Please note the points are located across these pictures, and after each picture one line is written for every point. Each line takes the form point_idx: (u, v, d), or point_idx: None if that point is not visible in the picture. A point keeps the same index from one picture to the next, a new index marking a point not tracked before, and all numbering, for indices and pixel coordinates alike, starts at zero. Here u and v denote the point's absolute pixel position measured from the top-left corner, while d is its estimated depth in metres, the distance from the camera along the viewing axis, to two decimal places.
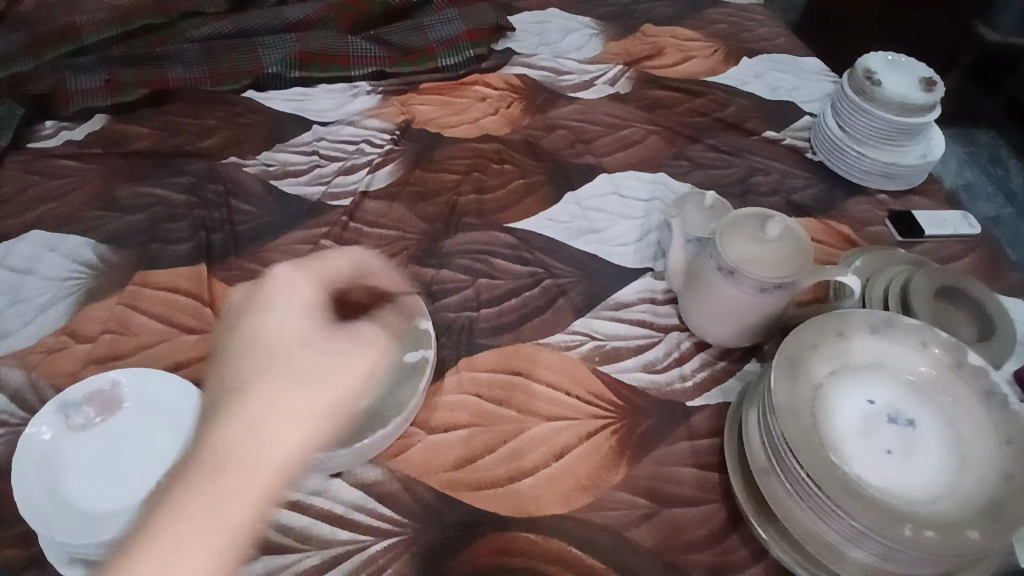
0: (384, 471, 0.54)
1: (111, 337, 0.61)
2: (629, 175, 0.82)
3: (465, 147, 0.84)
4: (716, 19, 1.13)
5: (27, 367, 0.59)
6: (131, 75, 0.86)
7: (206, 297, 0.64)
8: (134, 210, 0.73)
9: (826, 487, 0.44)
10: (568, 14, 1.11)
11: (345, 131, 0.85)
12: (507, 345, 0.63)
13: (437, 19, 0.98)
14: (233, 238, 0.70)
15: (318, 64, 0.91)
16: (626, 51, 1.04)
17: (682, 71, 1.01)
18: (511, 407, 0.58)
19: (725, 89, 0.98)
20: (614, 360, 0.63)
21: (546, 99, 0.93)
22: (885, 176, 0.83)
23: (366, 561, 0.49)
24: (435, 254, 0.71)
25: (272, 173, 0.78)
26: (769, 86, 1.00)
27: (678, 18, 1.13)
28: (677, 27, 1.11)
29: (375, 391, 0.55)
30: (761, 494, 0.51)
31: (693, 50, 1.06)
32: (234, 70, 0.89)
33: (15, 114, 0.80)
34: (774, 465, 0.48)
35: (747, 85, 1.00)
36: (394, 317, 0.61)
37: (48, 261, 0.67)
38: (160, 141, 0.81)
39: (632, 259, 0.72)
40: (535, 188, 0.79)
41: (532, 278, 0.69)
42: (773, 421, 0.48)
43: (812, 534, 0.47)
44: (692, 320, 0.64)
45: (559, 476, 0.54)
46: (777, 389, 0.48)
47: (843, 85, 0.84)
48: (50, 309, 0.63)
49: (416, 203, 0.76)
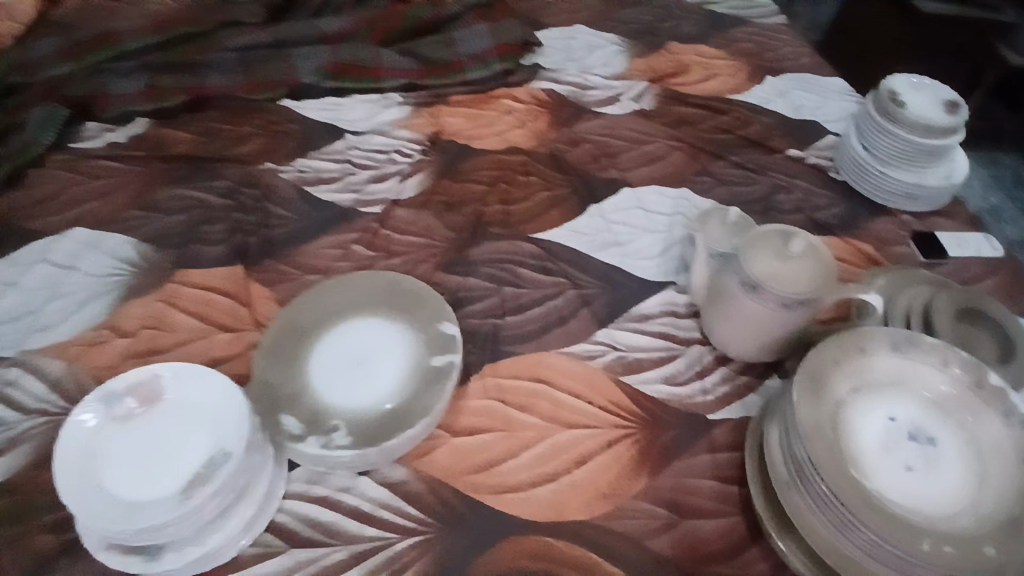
0: (410, 471, 0.55)
1: (151, 332, 0.63)
2: (652, 190, 0.83)
3: (492, 159, 0.86)
4: (741, 38, 1.15)
5: (70, 360, 0.62)
6: (170, 82, 0.89)
7: (241, 297, 0.66)
8: (173, 211, 0.75)
9: (846, 500, 0.45)
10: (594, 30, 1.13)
11: (376, 140, 0.87)
12: (532, 353, 0.64)
13: (468, 34, 1.01)
14: (268, 241, 0.72)
15: (350, 75, 0.94)
16: (653, 69, 1.05)
17: (707, 90, 1.02)
18: (535, 414, 0.59)
19: (748, 107, 0.99)
20: (636, 371, 0.63)
21: (571, 114, 0.94)
22: (910, 197, 0.83)
23: (391, 558, 0.51)
24: (462, 261, 0.72)
25: (306, 180, 0.80)
26: (793, 105, 1.01)
27: (703, 37, 1.14)
28: (701, 45, 1.12)
29: (405, 392, 0.56)
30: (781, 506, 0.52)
31: (718, 68, 1.07)
32: (269, 80, 0.92)
33: (59, 117, 0.84)
34: (796, 479, 0.49)
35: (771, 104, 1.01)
36: (423, 320, 0.61)
37: (90, 258, 0.70)
38: (199, 145, 0.84)
39: (656, 272, 0.73)
40: (560, 200, 0.81)
41: (556, 288, 0.70)
42: (797, 437, 0.48)
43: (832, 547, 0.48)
44: (715, 334, 0.65)
45: (580, 484, 0.55)
46: (800, 404, 0.49)
47: (867, 104, 0.84)
48: (91, 304, 0.66)
49: (444, 212, 0.78)
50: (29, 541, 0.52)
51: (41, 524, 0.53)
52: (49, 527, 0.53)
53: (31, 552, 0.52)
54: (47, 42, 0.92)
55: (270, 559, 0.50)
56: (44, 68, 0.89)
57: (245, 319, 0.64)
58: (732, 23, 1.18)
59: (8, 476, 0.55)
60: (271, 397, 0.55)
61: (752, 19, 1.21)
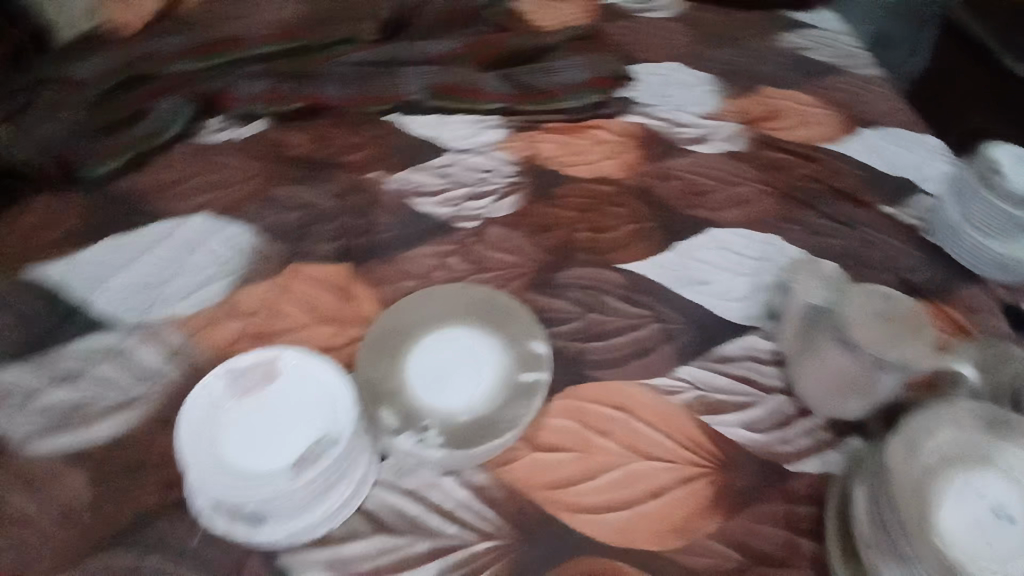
0: (491, 477, 0.58)
1: (264, 318, 0.69)
2: (740, 233, 0.84)
3: (584, 187, 0.88)
4: (841, 84, 1.13)
5: (191, 334, 0.68)
6: (291, 88, 0.94)
7: (346, 295, 0.72)
8: (289, 207, 0.81)
9: (928, 561, 0.47)
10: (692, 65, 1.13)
11: (474, 159, 0.91)
12: (612, 380, 0.66)
13: (565, 65, 1.04)
14: (372, 246, 0.77)
15: (456, 96, 0.98)
16: (754, 111, 1.05)
17: (806, 137, 1.02)
18: (612, 441, 0.61)
19: (843, 159, 0.99)
20: (716, 412, 0.64)
21: (663, 150, 0.95)
22: (1003, 267, 0.81)
23: (469, 558, 0.54)
24: (550, 283, 0.75)
25: (408, 190, 0.85)
26: (889, 160, 0.99)
27: (806, 81, 1.12)
28: (800, 88, 1.11)
29: (495, 403, 0.60)
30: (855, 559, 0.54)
31: (815, 114, 1.06)
32: (381, 95, 0.96)
33: (188, 110, 0.90)
34: (879, 540, 0.51)
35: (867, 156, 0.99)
36: (515, 335, 0.65)
37: (213, 242, 0.77)
38: (314, 149, 0.90)
39: (739, 315, 0.74)
40: (647, 234, 0.82)
41: (640, 321, 0.72)
42: (888, 501, 0.51)
43: None
44: (798, 384, 0.66)
45: (653, 515, 0.57)
46: (894, 463, 0.52)
47: (966, 171, 0.86)
48: (211, 285, 0.72)
49: (535, 234, 0.81)
50: (140, 494, 0.58)
51: (152, 481, 0.59)
52: (158, 486, 0.58)
53: (141, 505, 0.57)
54: (171, 43, 1.00)
55: (359, 541, 0.55)
56: (174, 66, 0.96)
57: (348, 314, 0.70)
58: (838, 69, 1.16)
59: (129, 431, 0.61)
60: (372, 391, 0.60)
61: (855, 65, 1.19)
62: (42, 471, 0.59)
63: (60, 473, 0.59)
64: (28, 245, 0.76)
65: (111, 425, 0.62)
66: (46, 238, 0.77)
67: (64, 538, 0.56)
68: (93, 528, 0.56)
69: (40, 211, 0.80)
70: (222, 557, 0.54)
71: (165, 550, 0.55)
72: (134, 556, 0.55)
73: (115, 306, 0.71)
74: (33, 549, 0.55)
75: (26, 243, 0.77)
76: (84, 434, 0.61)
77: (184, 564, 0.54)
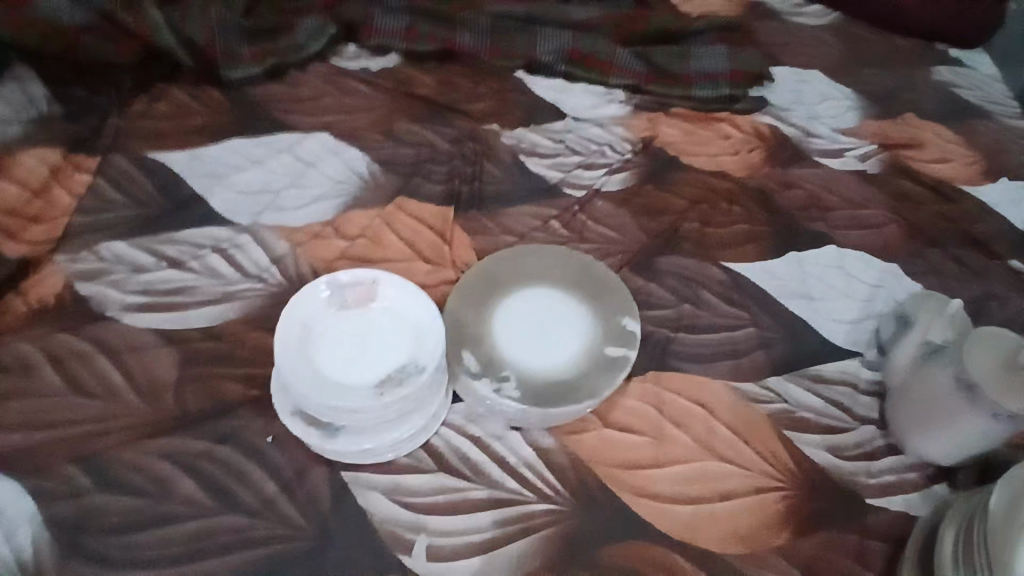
0: (558, 443, 0.58)
1: (366, 243, 0.71)
2: (859, 254, 0.78)
3: (700, 177, 0.84)
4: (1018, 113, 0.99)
5: (295, 244, 0.70)
6: (429, 29, 0.94)
7: (447, 237, 0.73)
8: (405, 144, 0.82)
9: None
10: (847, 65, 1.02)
11: (592, 130, 0.88)
12: (697, 375, 0.64)
13: (706, 52, 0.97)
14: (479, 195, 0.78)
15: (584, 64, 0.94)
16: (910, 129, 0.93)
17: (963, 170, 0.89)
18: (688, 434, 0.60)
19: (1005, 196, 0.87)
20: (800, 429, 0.61)
21: (793, 155, 0.88)
22: None
23: (525, 514, 0.54)
24: (649, 266, 0.73)
25: (522, 149, 0.84)
26: None
27: (980, 109, 0.98)
28: (969, 109, 0.98)
29: (578, 368, 0.59)
30: None
31: (980, 141, 0.93)
32: (512, 50, 0.94)
33: (329, 32, 0.91)
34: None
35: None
36: (608, 308, 0.62)
37: (328, 162, 0.79)
38: (438, 93, 0.90)
39: (844, 338, 0.69)
40: (759, 238, 0.77)
41: (737, 322, 0.69)
42: (982, 548, 0.48)
43: None
44: (894, 421, 0.61)
45: (719, 517, 0.56)
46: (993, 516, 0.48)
47: None
48: (321, 203, 0.75)
49: (642, 215, 0.79)
50: (222, 383, 0.60)
51: (234, 373, 0.61)
52: (240, 379, 0.60)
53: (221, 393, 0.60)
54: None
55: (422, 473, 0.55)
56: None
57: (445, 257, 0.71)
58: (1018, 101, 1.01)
59: (221, 322, 0.64)
60: (460, 332, 0.59)
61: None
62: (137, 343, 0.62)
63: (153, 348, 0.62)
64: (158, 132, 0.81)
65: (206, 313, 0.64)
66: (176, 128, 0.81)
67: (147, 410, 0.58)
68: (175, 406, 0.59)
69: (172, 102, 0.84)
70: (290, 460, 0.56)
71: (238, 441, 0.57)
72: (206, 442, 0.57)
73: (228, 204, 0.74)
74: (120, 412, 0.58)
75: (156, 131, 0.81)
76: (181, 316, 0.64)
77: (254, 458, 0.56)
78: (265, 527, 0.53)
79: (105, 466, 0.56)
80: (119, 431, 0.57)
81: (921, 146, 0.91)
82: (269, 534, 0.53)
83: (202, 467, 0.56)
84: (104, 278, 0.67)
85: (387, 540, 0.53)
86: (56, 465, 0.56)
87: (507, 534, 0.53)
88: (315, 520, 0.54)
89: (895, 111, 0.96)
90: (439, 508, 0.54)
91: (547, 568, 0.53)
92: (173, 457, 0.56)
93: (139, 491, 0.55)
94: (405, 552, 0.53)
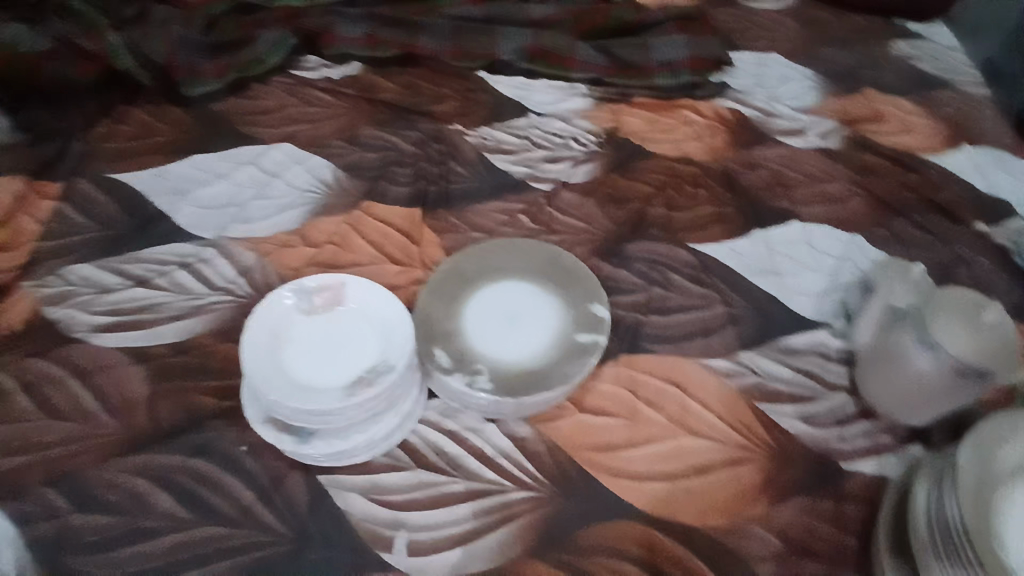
0: (533, 431, 0.59)
1: (333, 249, 0.72)
2: (824, 228, 0.78)
3: (664, 163, 0.85)
4: (979, 81, 1.01)
5: (262, 254, 0.71)
6: (388, 35, 0.95)
7: (414, 238, 0.73)
8: (370, 148, 0.83)
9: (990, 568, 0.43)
10: (806, 46, 1.03)
11: (556, 124, 0.89)
12: (669, 355, 0.65)
13: (665, 41, 0.97)
14: (445, 194, 0.78)
15: (545, 60, 0.95)
16: (870, 104, 0.95)
17: (927, 140, 0.90)
18: (662, 414, 0.61)
19: (966, 161, 0.88)
20: (771, 401, 0.62)
21: (754, 137, 0.89)
22: None
23: (504, 504, 0.55)
24: (617, 253, 0.74)
25: (487, 147, 0.85)
26: (1015, 172, 0.87)
27: (941, 79, 1.00)
28: (929, 81, 1.00)
29: (549, 357, 0.59)
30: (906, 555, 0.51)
31: (940, 111, 0.95)
32: (472, 50, 0.95)
33: (288, 43, 0.92)
34: (936, 544, 0.48)
35: (991, 170, 0.87)
36: (577, 296, 0.63)
37: (293, 171, 0.79)
38: (402, 97, 0.91)
39: (812, 310, 0.70)
40: (725, 218, 0.78)
41: (705, 302, 0.70)
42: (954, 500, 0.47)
43: None
44: (866, 387, 0.62)
45: (696, 492, 0.56)
46: (963, 470, 0.48)
47: None
48: (287, 212, 0.75)
49: (608, 204, 0.80)
50: (195, 397, 0.60)
51: (207, 385, 0.61)
52: (214, 391, 0.61)
53: (195, 406, 0.60)
54: None
55: (399, 471, 0.56)
56: None
57: (414, 258, 0.71)
58: (976, 71, 1.03)
59: (192, 336, 0.64)
60: (430, 329, 0.60)
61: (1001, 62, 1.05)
62: (109, 361, 0.62)
63: (125, 366, 0.62)
64: (123, 152, 0.81)
65: (176, 328, 0.65)
66: (140, 148, 0.82)
67: (121, 428, 0.58)
68: (149, 423, 0.59)
69: (134, 121, 0.84)
70: (266, 468, 0.56)
71: (215, 452, 0.57)
72: (182, 455, 0.57)
73: (193, 219, 0.74)
74: (94, 432, 0.58)
75: (121, 151, 0.81)
76: (151, 333, 0.64)
77: (230, 467, 0.57)
78: (243, 535, 0.53)
79: (79, 487, 0.56)
80: (93, 450, 0.57)
81: (882, 120, 0.92)
82: (247, 541, 0.53)
83: (179, 481, 0.56)
84: (73, 300, 0.67)
85: (368, 539, 0.53)
86: (33, 487, 0.56)
87: (486, 525, 0.54)
88: (295, 524, 0.54)
89: (856, 88, 0.97)
90: (418, 504, 0.55)
91: (528, 555, 0.53)
92: (149, 473, 0.56)
93: (116, 508, 0.55)
94: (386, 549, 0.53)
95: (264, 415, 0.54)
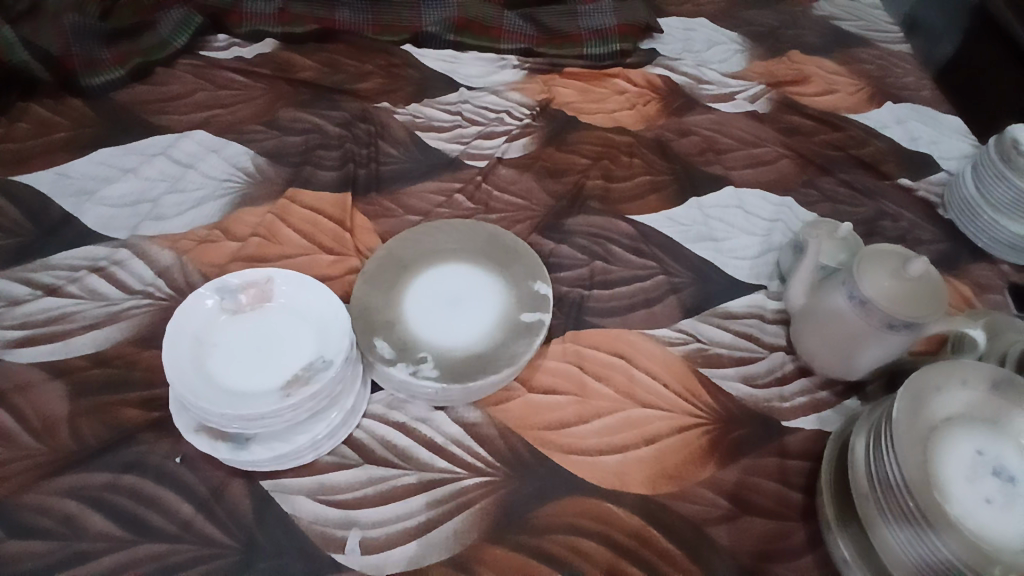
0: (484, 415, 0.58)
1: (260, 241, 0.67)
2: (756, 192, 0.80)
3: (599, 134, 0.84)
4: (893, 39, 1.04)
5: (181, 252, 0.66)
6: (303, 9, 0.89)
7: (347, 224, 0.70)
8: (292, 132, 0.78)
9: (929, 515, 0.45)
10: (730, 11, 1.04)
11: (488, 98, 0.86)
12: (614, 328, 0.65)
13: (593, 8, 0.95)
14: (377, 176, 0.75)
15: (472, 31, 0.92)
16: (793, 65, 0.97)
17: (850, 99, 0.93)
18: (609, 387, 0.61)
19: (884, 117, 0.91)
20: (714, 365, 0.64)
21: (684, 103, 0.89)
22: (1014, 248, 0.75)
23: (458, 491, 0.54)
24: (557, 229, 0.73)
25: (418, 125, 0.82)
26: (930, 125, 0.91)
27: (861, 38, 1.03)
28: (847, 40, 1.03)
29: (494, 340, 0.58)
30: (846, 504, 0.53)
31: (858, 70, 0.98)
32: (395, 23, 0.91)
33: (193, 22, 0.86)
34: (878, 495, 0.49)
35: (912, 124, 0.90)
36: (517, 275, 0.62)
37: (210, 160, 0.74)
38: (323, 75, 0.86)
39: (748, 274, 0.71)
40: (661, 186, 0.79)
41: (646, 272, 0.70)
42: (891, 453, 0.48)
43: (893, 555, 0.48)
44: (801, 345, 0.64)
45: (647, 460, 0.57)
46: (898, 421, 0.49)
47: (987, 146, 0.77)
48: (207, 204, 0.70)
49: (545, 177, 0.78)
50: (119, 410, 0.56)
51: (132, 397, 0.57)
52: (139, 403, 0.57)
53: (121, 421, 0.56)
54: None
55: (347, 469, 0.54)
56: None
57: (348, 245, 0.68)
58: (891, 28, 1.06)
59: (111, 345, 0.59)
60: (368, 319, 0.57)
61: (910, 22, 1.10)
62: (20, 381, 0.57)
63: (39, 384, 0.57)
64: (21, 153, 0.73)
65: (93, 338, 0.60)
66: (38, 146, 0.74)
67: (39, 450, 0.54)
68: (72, 441, 0.54)
69: (32, 118, 0.77)
70: (205, 479, 0.53)
71: (146, 467, 0.54)
72: (111, 473, 0.53)
73: (102, 219, 0.68)
74: (9, 457, 0.53)
75: (18, 151, 0.74)
76: (66, 346, 0.59)
77: (165, 482, 0.53)
78: (187, 550, 0.50)
79: None
80: (12, 477, 0.52)
81: (806, 81, 0.94)
82: (191, 556, 0.50)
83: (110, 500, 0.52)
84: None
85: (319, 542, 0.52)
86: None
87: (441, 514, 0.53)
88: (240, 534, 0.51)
89: (781, 50, 0.99)
90: (369, 500, 0.53)
91: (486, 539, 0.52)
92: (78, 494, 0.52)
93: (43, 534, 0.50)
94: (339, 550, 0.51)
95: (195, 425, 0.51)
